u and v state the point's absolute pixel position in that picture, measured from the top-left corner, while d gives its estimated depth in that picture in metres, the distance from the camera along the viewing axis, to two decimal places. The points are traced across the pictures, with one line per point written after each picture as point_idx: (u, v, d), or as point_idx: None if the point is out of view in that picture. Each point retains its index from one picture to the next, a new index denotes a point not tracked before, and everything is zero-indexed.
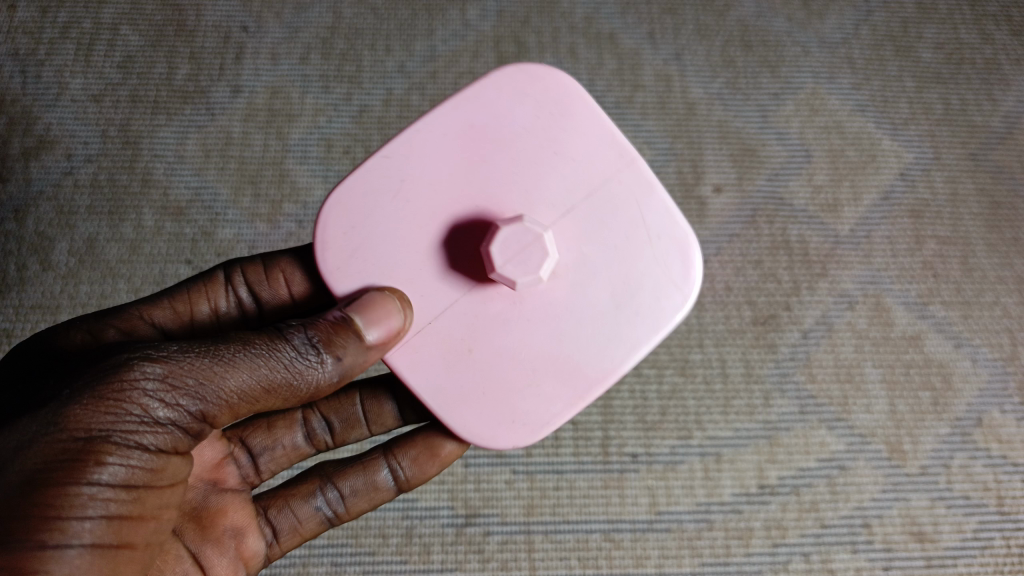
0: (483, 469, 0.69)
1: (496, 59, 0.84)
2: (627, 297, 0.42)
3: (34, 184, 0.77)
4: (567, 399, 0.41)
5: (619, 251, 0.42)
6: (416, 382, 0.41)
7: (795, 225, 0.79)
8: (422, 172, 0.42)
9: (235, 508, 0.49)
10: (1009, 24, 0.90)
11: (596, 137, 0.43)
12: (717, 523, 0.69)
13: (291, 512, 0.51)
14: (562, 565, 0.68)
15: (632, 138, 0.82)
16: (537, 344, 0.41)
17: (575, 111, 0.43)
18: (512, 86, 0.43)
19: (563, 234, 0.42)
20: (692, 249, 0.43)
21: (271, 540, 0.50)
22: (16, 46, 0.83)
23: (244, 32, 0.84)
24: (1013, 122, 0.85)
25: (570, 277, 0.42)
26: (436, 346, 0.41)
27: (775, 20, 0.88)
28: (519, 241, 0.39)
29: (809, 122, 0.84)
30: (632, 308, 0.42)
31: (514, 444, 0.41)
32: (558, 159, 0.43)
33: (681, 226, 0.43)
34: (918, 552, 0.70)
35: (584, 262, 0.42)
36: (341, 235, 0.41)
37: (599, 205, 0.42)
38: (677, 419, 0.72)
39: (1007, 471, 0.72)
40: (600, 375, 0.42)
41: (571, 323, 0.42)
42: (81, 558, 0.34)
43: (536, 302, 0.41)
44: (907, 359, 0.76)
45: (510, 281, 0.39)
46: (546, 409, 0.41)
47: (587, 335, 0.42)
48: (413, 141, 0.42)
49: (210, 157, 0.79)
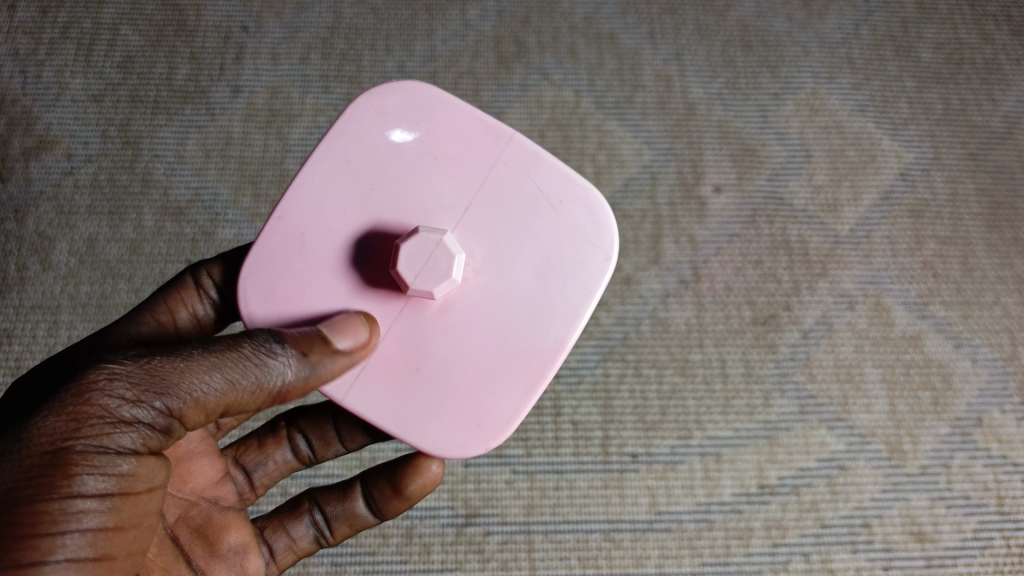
0: (483, 469, 0.69)
1: (496, 59, 0.84)
2: (555, 272, 0.42)
3: (35, 184, 0.77)
4: (525, 386, 0.40)
5: (536, 232, 0.42)
6: (373, 415, 0.40)
7: (794, 225, 0.79)
8: (319, 199, 0.42)
9: (237, 524, 0.49)
10: (1009, 23, 0.90)
11: (476, 131, 0.43)
12: (717, 523, 0.69)
13: (284, 532, 0.52)
14: (562, 565, 0.68)
15: (632, 138, 0.82)
16: (478, 344, 0.40)
17: (434, 111, 0.44)
18: (378, 99, 0.44)
19: (475, 231, 0.42)
20: (600, 203, 0.43)
21: (268, 559, 0.51)
22: (16, 46, 0.83)
23: (244, 32, 0.84)
24: (1013, 122, 0.85)
25: (494, 269, 0.41)
26: (381, 374, 0.40)
27: (775, 20, 0.88)
28: (423, 252, 0.39)
29: (809, 122, 0.84)
30: (561, 279, 0.42)
31: (488, 445, 0.40)
32: (441, 159, 0.43)
33: (579, 183, 0.43)
34: (918, 552, 0.70)
35: (505, 251, 0.42)
36: (261, 278, 0.41)
37: (500, 194, 0.42)
38: (677, 419, 0.72)
39: (1007, 471, 0.72)
40: (549, 355, 0.41)
41: (508, 314, 0.41)
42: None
43: (465, 303, 0.41)
44: (907, 359, 0.76)
45: (427, 293, 0.39)
46: (507, 404, 0.40)
47: (525, 321, 0.41)
48: (316, 183, 0.42)
49: (210, 158, 0.79)
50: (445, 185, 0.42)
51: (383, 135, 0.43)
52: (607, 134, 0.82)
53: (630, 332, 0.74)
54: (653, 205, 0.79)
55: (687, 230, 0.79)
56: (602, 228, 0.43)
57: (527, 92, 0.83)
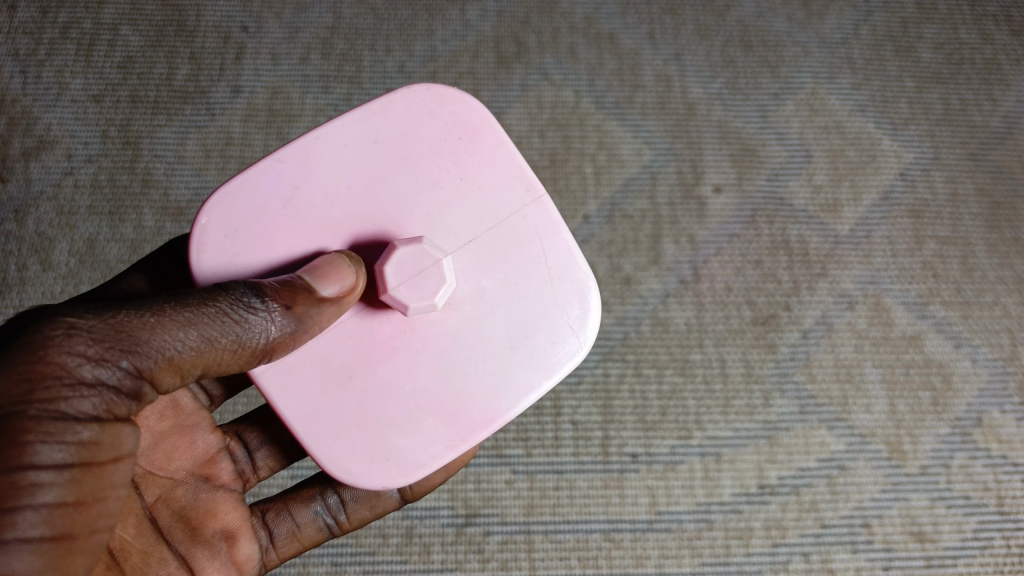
0: (483, 469, 0.69)
1: (496, 60, 0.84)
2: (523, 338, 0.43)
3: (35, 184, 0.77)
4: (445, 441, 0.42)
5: (520, 288, 0.43)
6: (288, 406, 0.41)
7: (794, 225, 0.80)
8: (315, 176, 0.43)
9: (224, 508, 0.49)
10: (1009, 24, 0.90)
11: (504, 171, 0.45)
12: (717, 523, 0.69)
13: (291, 516, 0.53)
14: (562, 565, 0.68)
15: (632, 138, 0.82)
16: (423, 380, 0.42)
17: (481, 140, 0.45)
18: (431, 102, 0.45)
19: (460, 265, 0.43)
20: (591, 295, 0.45)
21: (265, 545, 0.52)
22: (16, 46, 0.83)
23: (244, 32, 0.84)
24: (1013, 123, 0.85)
25: (465, 309, 0.43)
26: (316, 371, 0.41)
27: (775, 20, 0.88)
28: (416, 264, 0.41)
29: (809, 122, 0.84)
30: (526, 350, 0.43)
31: (386, 483, 0.41)
32: (464, 184, 0.44)
33: (582, 269, 0.45)
34: (918, 552, 0.70)
35: (481, 295, 0.43)
36: (232, 212, 0.43)
37: (499, 237, 0.44)
38: (677, 419, 0.72)
39: (1007, 471, 0.72)
40: (485, 419, 0.42)
41: (461, 360, 0.42)
42: (23, 553, 0.33)
43: (424, 334, 0.42)
44: (907, 359, 0.76)
45: (404, 304, 0.41)
46: (421, 451, 0.42)
47: (475, 373, 0.42)
48: (326, 154, 0.44)
49: (210, 158, 0.79)
50: (455, 208, 0.44)
51: (420, 140, 0.45)
52: (606, 134, 0.82)
53: (630, 332, 0.74)
54: (653, 205, 0.79)
55: (687, 230, 0.79)
56: (585, 319, 0.44)
57: (526, 92, 0.83)
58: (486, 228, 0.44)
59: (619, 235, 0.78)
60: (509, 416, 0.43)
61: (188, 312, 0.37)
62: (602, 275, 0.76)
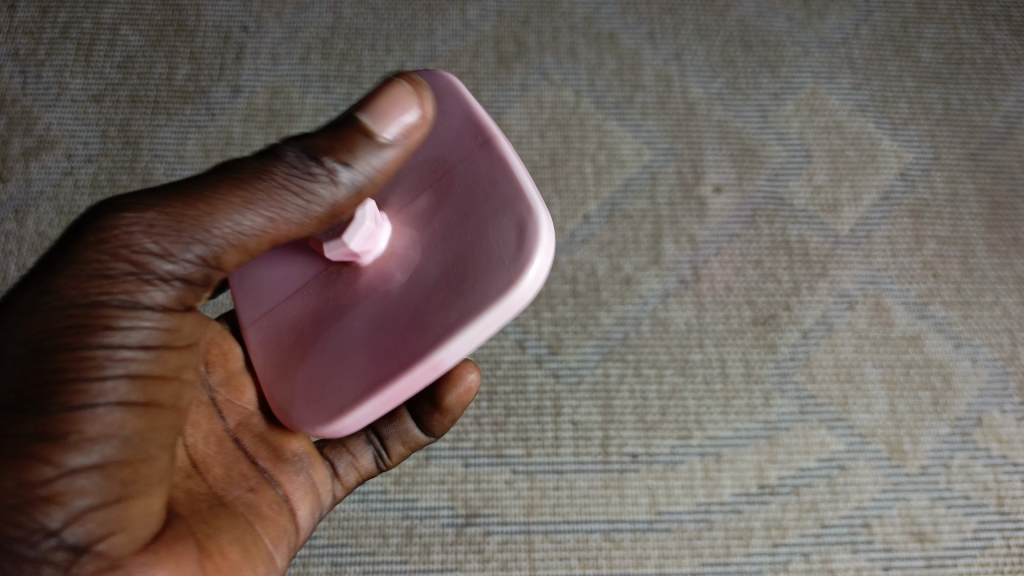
0: (483, 469, 0.69)
1: (496, 59, 0.84)
2: (455, 280, 0.38)
3: (35, 184, 0.77)
4: (370, 390, 0.39)
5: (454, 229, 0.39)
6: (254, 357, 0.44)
7: (794, 225, 0.79)
8: None
9: (299, 433, 0.50)
10: (1009, 23, 0.90)
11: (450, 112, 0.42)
12: (717, 523, 0.69)
13: (347, 450, 0.53)
14: (562, 565, 0.68)
15: (632, 138, 0.82)
16: (356, 326, 0.40)
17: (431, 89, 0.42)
18: None
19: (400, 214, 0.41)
20: (533, 227, 0.38)
21: (332, 475, 0.52)
22: (16, 46, 0.83)
23: (244, 32, 0.84)
24: (1013, 122, 0.85)
25: (399, 257, 0.40)
26: (274, 324, 0.44)
27: (775, 20, 0.88)
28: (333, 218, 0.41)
29: (809, 122, 0.84)
30: (458, 291, 0.38)
31: (313, 428, 0.41)
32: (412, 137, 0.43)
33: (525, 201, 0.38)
34: (918, 552, 0.70)
35: (416, 241, 0.40)
36: None
37: (440, 182, 0.41)
38: (677, 419, 0.72)
39: (1007, 471, 0.72)
40: (407, 367, 0.38)
41: (393, 306, 0.40)
42: (114, 416, 0.34)
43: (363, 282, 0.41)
44: (907, 359, 0.76)
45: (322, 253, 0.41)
46: (348, 398, 0.40)
47: (404, 320, 0.39)
48: None
49: (211, 158, 0.79)
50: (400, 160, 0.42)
51: None
52: (607, 134, 0.82)
53: (630, 332, 0.74)
54: (653, 205, 0.79)
55: (687, 230, 0.79)
56: (522, 253, 0.37)
57: (526, 92, 0.83)
58: (427, 176, 0.41)
59: (619, 235, 0.78)
60: (438, 361, 0.38)
61: (263, 197, 0.37)
62: (602, 275, 0.76)
